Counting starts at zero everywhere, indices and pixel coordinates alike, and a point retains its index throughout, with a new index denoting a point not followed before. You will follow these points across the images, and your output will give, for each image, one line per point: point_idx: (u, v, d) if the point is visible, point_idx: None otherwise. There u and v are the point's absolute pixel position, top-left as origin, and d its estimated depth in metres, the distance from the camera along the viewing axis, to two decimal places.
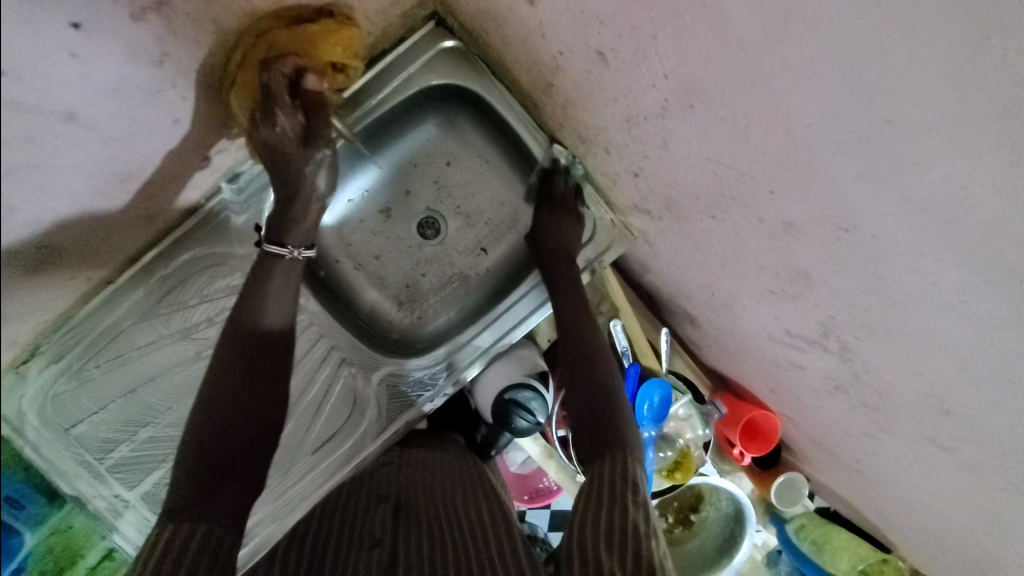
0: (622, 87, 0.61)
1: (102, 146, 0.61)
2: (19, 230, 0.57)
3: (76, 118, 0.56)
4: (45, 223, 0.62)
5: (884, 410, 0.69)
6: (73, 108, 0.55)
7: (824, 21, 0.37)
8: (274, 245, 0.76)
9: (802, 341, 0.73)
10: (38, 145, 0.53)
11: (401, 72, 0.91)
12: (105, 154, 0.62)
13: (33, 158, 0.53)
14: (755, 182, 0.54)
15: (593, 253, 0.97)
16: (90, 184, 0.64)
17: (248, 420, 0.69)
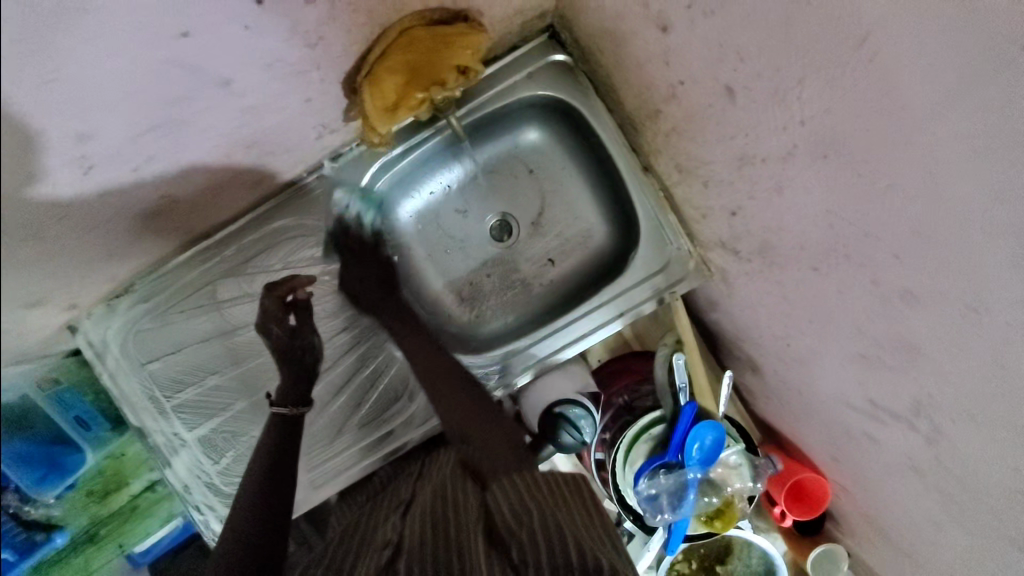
0: (745, 125, 0.60)
1: (240, 112, 0.66)
2: (149, 176, 0.64)
3: (227, 84, 0.62)
4: (171, 176, 0.68)
5: (967, 507, 0.64)
6: (229, 76, 0.61)
7: (1014, 98, 0.35)
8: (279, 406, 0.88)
9: (883, 413, 0.69)
10: (189, 105, 0.60)
11: (511, 76, 0.93)
12: (240, 122, 0.67)
13: (180, 115, 0.60)
14: (878, 245, 0.52)
15: (664, 283, 0.95)
16: (220, 148, 0.69)
17: (275, 499, 0.79)
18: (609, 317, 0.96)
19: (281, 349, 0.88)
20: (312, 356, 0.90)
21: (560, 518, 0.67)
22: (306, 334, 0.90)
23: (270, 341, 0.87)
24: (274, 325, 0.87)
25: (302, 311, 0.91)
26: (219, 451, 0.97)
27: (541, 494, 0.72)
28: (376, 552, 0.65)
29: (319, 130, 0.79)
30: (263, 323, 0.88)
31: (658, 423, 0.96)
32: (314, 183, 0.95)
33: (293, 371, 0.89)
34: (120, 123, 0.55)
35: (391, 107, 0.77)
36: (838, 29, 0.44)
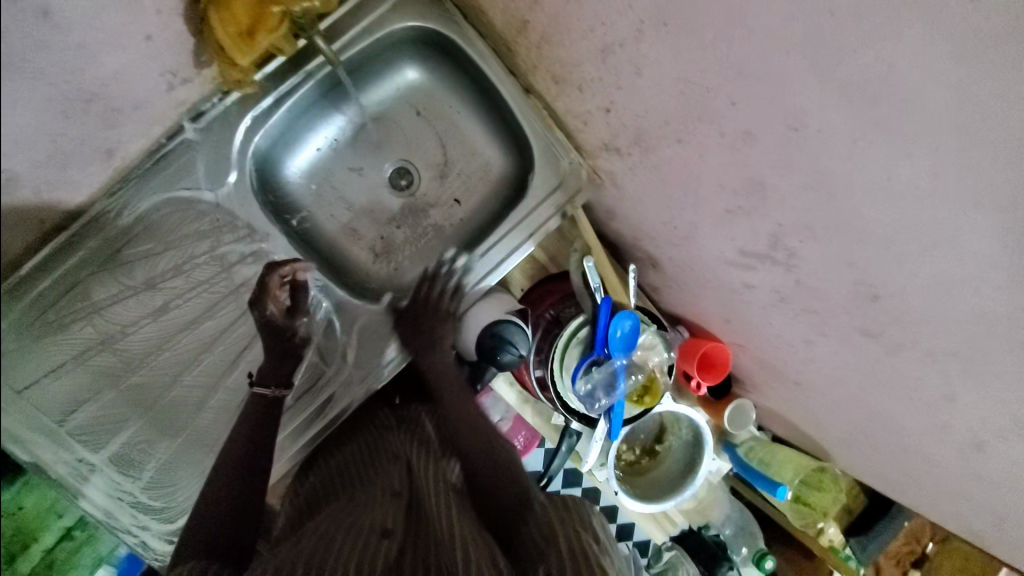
0: (600, 14, 0.67)
1: (70, 53, 0.68)
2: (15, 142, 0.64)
3: (50, 16, 0.65)
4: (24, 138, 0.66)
5: (826, 313, 0.80)
6: (46, 6, 0.64)
7: None
8: (262, 386, 0.86)
9: (753, 258, 0.82)
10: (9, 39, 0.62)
11: (377, 7, 0.91)
12: (71, 63, 0.69)
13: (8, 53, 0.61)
14: (719, 96, 0.61)
15: (563, 197, 1.01)
16: (55, 100, 0.69)
17: (247, 494, 0.78)
18: (521, 238, 1.01)
19: (269, 325, 0.88)
20: (300, 336, 0.90)
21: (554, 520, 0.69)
22: (300, 315, 0.90)
23: (264, 314, 0.88)
24: (271, 303, 0.88)
25: (297, 292, 0.90)
26: (136, 466, 0.86)
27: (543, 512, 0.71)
28: (375, 538, 0.67)
29: (168, 79, 0.81)
30: (258, 299, 0.89)
31: (582, 326, 1.04)
32: (178, 150, 0.86)
33: (279, 349, 0.88)
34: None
35: (247, 31, 0.81)
36: None
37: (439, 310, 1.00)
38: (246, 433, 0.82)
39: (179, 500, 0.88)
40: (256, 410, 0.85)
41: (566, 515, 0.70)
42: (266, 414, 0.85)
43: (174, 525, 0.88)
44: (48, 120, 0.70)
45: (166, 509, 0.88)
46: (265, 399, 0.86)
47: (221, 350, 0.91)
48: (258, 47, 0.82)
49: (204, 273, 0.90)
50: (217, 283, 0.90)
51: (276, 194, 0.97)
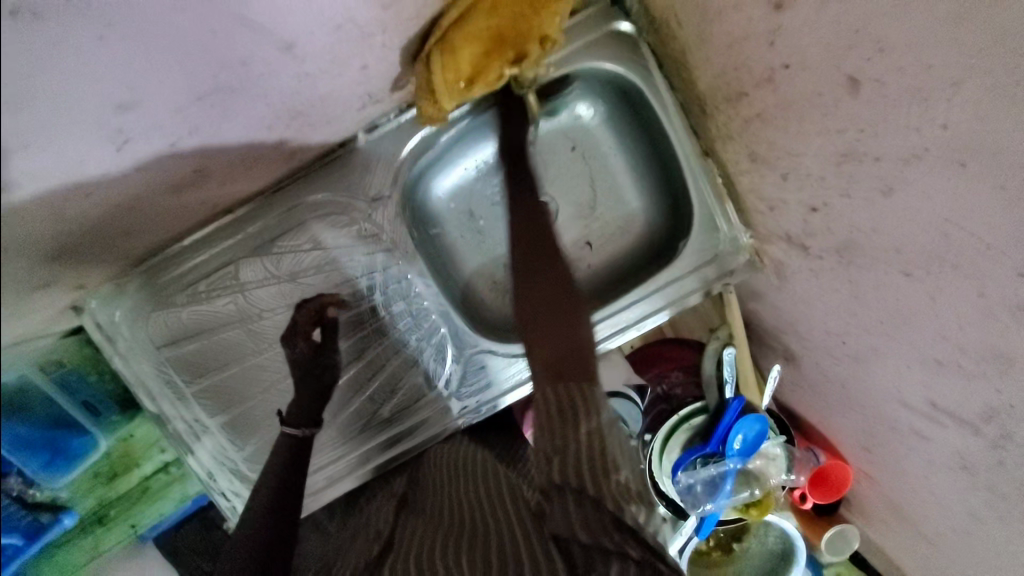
0: (861, 120, 0.56)
1: (296, 79, 0.67)
2: (192, 151, 0.65)
3: (291, 49, 0.62)
4: (208, 152, 0.67)
5: (1019, 510, 0.65)
6: (293, 39, 0.61)
7: None
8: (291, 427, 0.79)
9: (946, 417, 0.69)
10: (249, 69, 0.61)
11: (569, 42, 0.86)
12: (296, 87, 0.68)
13: (235, 83, 0.61)
14: (1000, 261, 0.50)
15: (715, 274, 0.90)
16: (263, 118, 0.69)
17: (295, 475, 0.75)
18: (655, 306, 0.91)
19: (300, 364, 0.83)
20: (332, 375, 0.84)
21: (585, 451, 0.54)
22: (330, 354, 0.85)
23: (293, 355, 0.84)
24: (301, 339, 0.84)
25: (328, 328, 0.86)
26: (244, 438, 0.90)
27: (558, 423, 0.56)
28: (371, 541, 0.67)
29: (364, 99, 0.78)
30: (287, 336, 0.85)
31: (699, 414, 0.95)
32: (347, 156, 0.88)
33: (311, 389, 0.83)
34: (174, 91, 0.56)
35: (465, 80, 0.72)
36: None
37: None
38: (291, 447, 0.78)
39: None
40: (285, 454, 0.77)
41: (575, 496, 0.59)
42: (297, 457, 0.77)
43: None
44: (253, 134, 0.70)
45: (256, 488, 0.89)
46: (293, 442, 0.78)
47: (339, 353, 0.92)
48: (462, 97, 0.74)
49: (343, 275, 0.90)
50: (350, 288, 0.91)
51: (417, 205, 0.94)
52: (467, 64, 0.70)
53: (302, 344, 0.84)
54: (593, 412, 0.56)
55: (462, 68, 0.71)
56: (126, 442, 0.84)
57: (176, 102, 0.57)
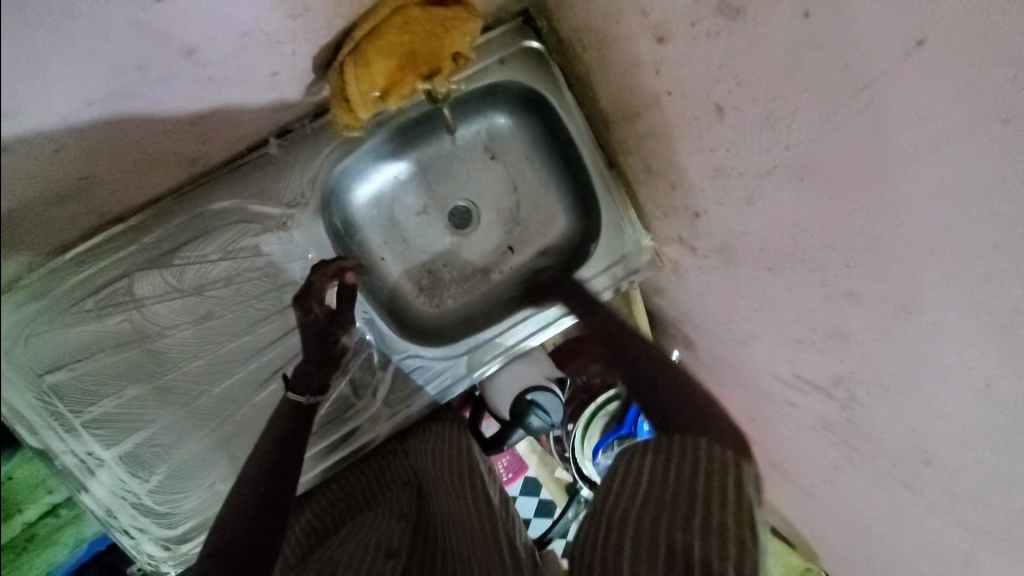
0: (728, 141, 0.66)
1: (198, 85, 0.64)
2: (79, 158, 0.60)
3: (193, 54, 0.60)
4: (98, 159, 0.63)
5: (866, 457, 0.79)
6: (194, 45, 0.59)
7: (949, 143, 0.44)
8: (296, 393, 0.78)
9: (809, 386, 0.82)
10: (145, 74, 0.58)
11: (484, 57, 0.90)
12: (196, 92, 0.65)
13: (131, 90, 0.58)
14: (834, 255, 0.61)
15: (623, 272, 0.98)
16: (164, 123, 0.65)
17: (283, 497, 0.70)
18: (572, 305, 0.98)
19: (313, 329, 0.77)
20: (343, 346, 0.80)
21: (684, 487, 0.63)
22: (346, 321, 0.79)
23: (306, 319, 0.77)
24: (315, 304, 0.76)
25: (347, 297, 0.80)
26: (148, 467, 0.82)
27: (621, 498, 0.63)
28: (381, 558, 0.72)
29: (275, 105, 0.76)
30: (301, 298, 0.77)
31: (612, 401, 1.06)
32: (257, 162, 0.85)
33: (320, 357, 0.78)
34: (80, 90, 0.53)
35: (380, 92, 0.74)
36: (838, 76, 0.50)
37: (480, 361, 0.96)
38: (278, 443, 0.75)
39: (184, 505, 0.86)
40: (288, 419, 0.77)
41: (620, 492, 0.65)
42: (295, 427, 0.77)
43: (177, 530, 0.85)
44: (149, 140, 0.66)
45: (167, 514, 0.85)
46: (298, 407, 0.79)
47: (252, 369, 0.89)
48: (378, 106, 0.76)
49: (255, 288, 0.87)
50: (265, 299, 0.88)
51: (338, 213, 0.93)
52: (383, 77, 0.72)
53: (317, 307, 0.77)
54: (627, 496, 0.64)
55: (378, 80, 0.72)
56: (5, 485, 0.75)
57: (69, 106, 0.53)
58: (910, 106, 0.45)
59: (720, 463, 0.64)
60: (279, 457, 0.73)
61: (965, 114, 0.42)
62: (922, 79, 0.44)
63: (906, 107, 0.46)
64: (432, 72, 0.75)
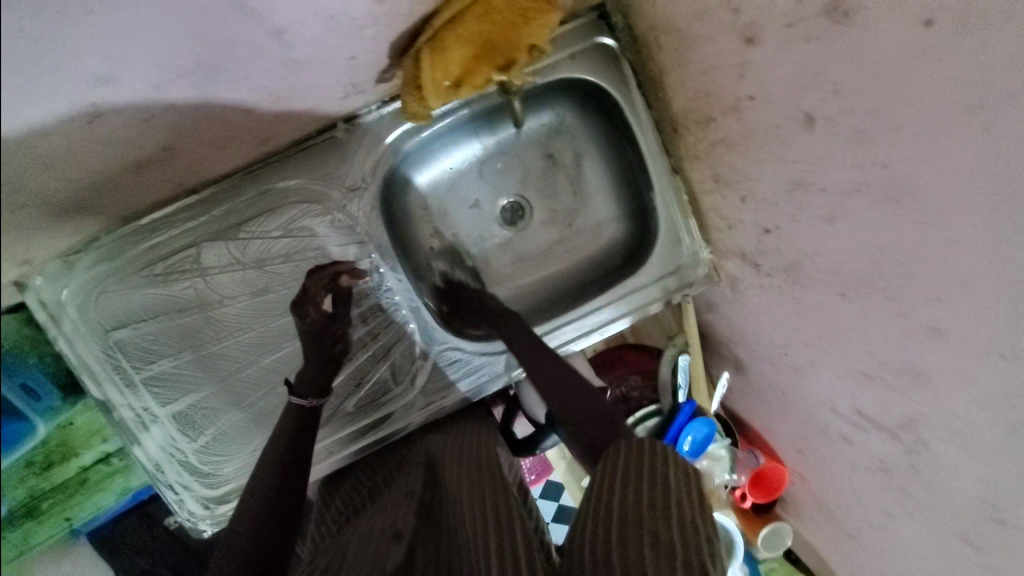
0: (813, 153, 0.62)
1: (279, 65, 0.64)
2: (162, 130, 0.61)
3: (281, 35, 0.60)
4: (182, 130, 0.64)
5: (927, 508, 0.72)
6: (282, 25, 0.60)
7: None
8: (298, 396, 0.79)
9: (871, 424, 0.76)
10: (235, 51, 0.58)
11: (555, 52, 0.88)
12: (280, 72, 0.66)
13: (219, 63, 0.58)
14: (922, 287, 0.56)
15: (675, 285, 0.95)
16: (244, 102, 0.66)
17: (300, 451, 0.76)
18: (619, 313, 0.95)
19: (313, 332, 0.79)
20: (342, 346, 0.82)
21: (635, 497, 0.55)
22: (341, 325, 0.81)
23: (303, 323, 0.79)
24: (312, 308, 0.79)
25: (340, 299, 0.82)
26: (197, 428, 0.87)
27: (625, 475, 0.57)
28: (382, 537, 0.67)
29: (349, 90, 0.77)
30: (300, 302, 0.79)
31: (652, 416, 1.00)
32: (324, 144, 0.87)
33: (319, 358, 0.80)
34: (154, 67, 0.54)
35: (453, 81, 0.74)
36: (957, 91, 0.45)
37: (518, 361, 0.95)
38: (293, 420, 0.78)
39: (227, 470, 0.89)
40: (291, 424, 0.78)
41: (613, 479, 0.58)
42: (300, 432, 0.77)
43: (218, 492, 0.88)
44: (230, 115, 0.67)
45: (209, 476, 0.88)
46: (300, 410, 0.79)
47: (300, 346, 0.91)
48: (450, 96, 0.76)
49: (311, 268, 0.89)
50: None
51: (395, 201, 0.94)
52: (457, 66, 0.72)
53: (313, 310, 0.79)
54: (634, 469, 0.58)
55: (451, 69, 0.72)
56: (64, 430, 0.79)
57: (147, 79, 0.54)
58: None
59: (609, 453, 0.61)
60: (290, 459, 0.74)
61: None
62: None
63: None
64: (506, 62, 0.75)
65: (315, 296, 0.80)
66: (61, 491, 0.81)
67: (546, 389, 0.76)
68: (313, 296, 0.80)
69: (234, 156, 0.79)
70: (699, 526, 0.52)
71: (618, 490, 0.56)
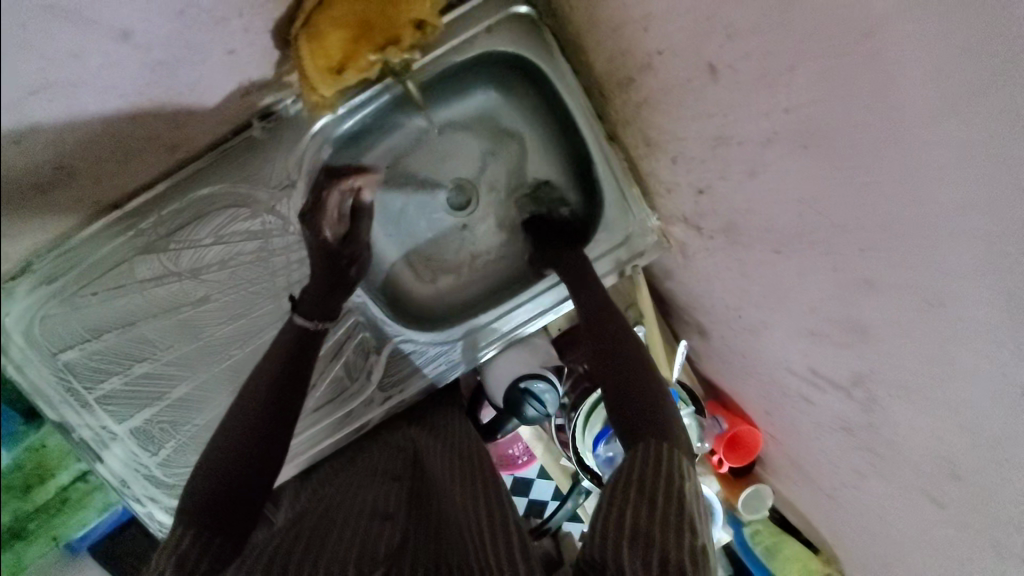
0: (726, 105, 0.59)
1: (147, 69, 0.62)
2: (44, 154, 0.61)
3: (129, 38, 0.58)
4: (70, 148, 0.63)
5: (888, 462, 0.70)
6: (127, 27, 0.57)
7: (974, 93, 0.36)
8: (303, 317, 0.77)
9: (825, 382, 0.73)
10: (84, 62, 0.56)
11: (472, 25, 0.85)
12: (151, 78, 0.64)
13: (74, 76, 0.56)
14: (847, 236, 0.53)
15: (626, 256, 0.92)
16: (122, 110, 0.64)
17: (278, 426, 0.71)
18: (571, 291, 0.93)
19: (324, 251, 0.79)
20: (355, 270, 0.83)
21: (659, 488, 0.59)
22: (353, 248, 0.82)
23: (315, 239, 0.79)
24: (325, 227, 0.80)
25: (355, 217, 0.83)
26: (157, 441, 0.87)
27: (642, 483, 0.60)
28: (376, 519, 0.70)
29: (244, 86, 0.76)
30: (311, 217, 0.81)
31: None
32: (244, 146, 0.85)
33: (332, 281, 0.80)
34: (23, 79, 0.51)
35: (336, 66, 0.71)
36: (841, 21, 0.42)
37: (474, 347, 0.94)
38: (288, 352, 0.75)
39: (191, 480, 0.89)
40: (292, 339, 0.76)
41: (649, 478, 0.60)
42: (303, 349, 0.76)
43: (183, 502, 0.88)
44: (116, 125, 0.66)
45: (172, 488, 0.88)
46: (304, 332, 0.77)
47: (249, 353, 0.90)
48: (338, 83, 0.73)
49: (249, 272, 0.88)
50: (260, 282, 0.89)
51: None
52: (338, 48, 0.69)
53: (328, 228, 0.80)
54: (664, 461, 0.62)
55: (333, 52, 0.70)
56: (37, 452, 0.77)
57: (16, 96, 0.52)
58: (920, 55, 0.38)
59: (649, 440, 0.64)
60: (264, 431, 0.69)
61: (977, 66, 0.36)
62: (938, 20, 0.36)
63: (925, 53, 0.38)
64: (389, 39, 0.72)
65: (326, 206, 0.80)
66: (43, 512, 0.74)
67: (614, 380, 0.73)
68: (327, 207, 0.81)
69: (143, 167, 0.78)
70: (682, 519, 0.56)
71: (645, 490, 0.59)
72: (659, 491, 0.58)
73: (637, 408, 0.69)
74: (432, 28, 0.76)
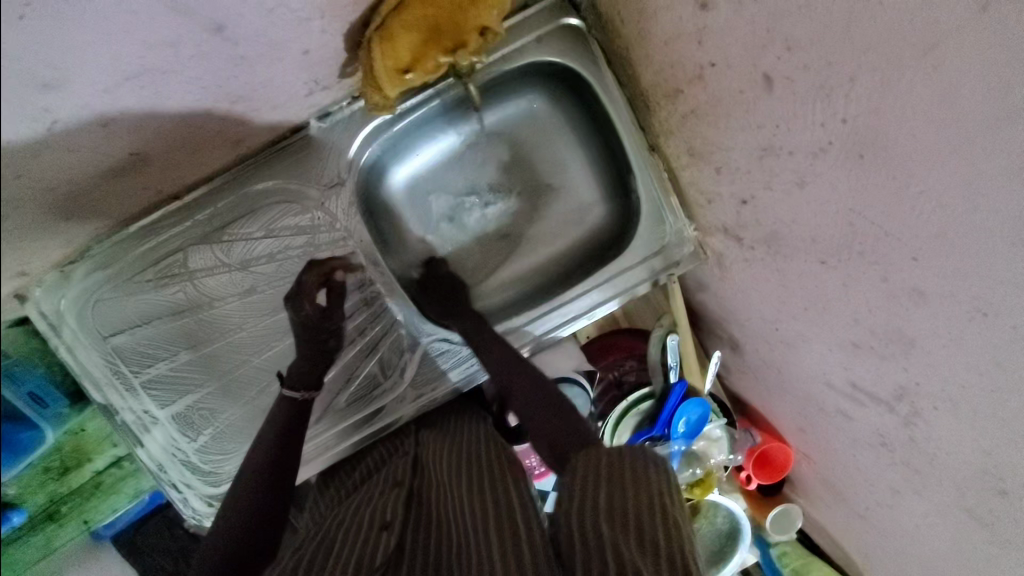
0: (777, 116, 0.61)
1: (229, 63, 0.66)
2: (126, 133, 0.63)
3: (221, 32, 0.62)
4: (147, 134, 0.66)
5: (929, 479, 0.68)
6: (223, 23, 0.61)
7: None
8: (291, 390, 0.80)
9: (864, 395, 0.73)
10: (177, 51, 0.60)
11: (519, 37, 0.88)
12: (232, 71, 0.67)
13: (165, 64, 0.60)
14: (898, 246, 0.54)
15: (662, 264, 0.93)
16: (200, 101, 0.68)
17: (287, 455, 0.76)
18: (605, 297, 0.93)
19: (308, 324, 0.83)
20: (336, 341, 0.85)
21: (637, 504, 0.56)
22: (336, 319, 0.85)
23: (299, 316, 0.83)
24: (307, 302, 0.83)
25: (337, 293, 0.86)
26: (195, 428, 0.89)
27: (616, 482, 0.59)
28: (374, 528, 0.69)
29: (310, 86, 0.80)
30: (294, 296, 0.84)
31: (646, 399, 0.97)
32: (299, 145, 0.88)
33: (313, 352, 0.83)
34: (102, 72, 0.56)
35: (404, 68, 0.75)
36: (903, 34, 0.44)
37: None
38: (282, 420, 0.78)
39: (225, 469, 0.90)
40: (282, 411, 0.79)
41: (630, 471, 0.60)
42: (296, 417, 0.79)
43: (216, 489, 0.89)
44: (188, 117, 0.69)
45: (207, 475, 0.89)
46: (293, 403, 0.80)
47: (290, 343, 0.93)
48: (404, 84, 0.77)
49: (294, 266, 0.91)
50: None
51: (371, 197, 0.94)
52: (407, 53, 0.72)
53: (309, 304, 0.83)
54: (640, 467, 0.60)
55: (403, 55, 0.73)
56: (78, 436, 0.80)
57: (97, 82, 0.55)
58: (979, 66, 0.40)
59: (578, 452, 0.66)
60: (276, 466, 0.74)
61: None
62: (990, 40, 0.38)
63: (981, 67, 0.40)
64: (456, 44, 0.75)
65: (309, 286, 0.84)
66: (77, 495, 0.81)
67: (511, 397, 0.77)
68: (310, 288, 0.84)
69: (209, 160, 0.82)
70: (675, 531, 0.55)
71: (640, 486, 0.58)
72: (643, 492, 0.57)
73: (557, 430, 0.72)
74: (495, 36, 0.77)
